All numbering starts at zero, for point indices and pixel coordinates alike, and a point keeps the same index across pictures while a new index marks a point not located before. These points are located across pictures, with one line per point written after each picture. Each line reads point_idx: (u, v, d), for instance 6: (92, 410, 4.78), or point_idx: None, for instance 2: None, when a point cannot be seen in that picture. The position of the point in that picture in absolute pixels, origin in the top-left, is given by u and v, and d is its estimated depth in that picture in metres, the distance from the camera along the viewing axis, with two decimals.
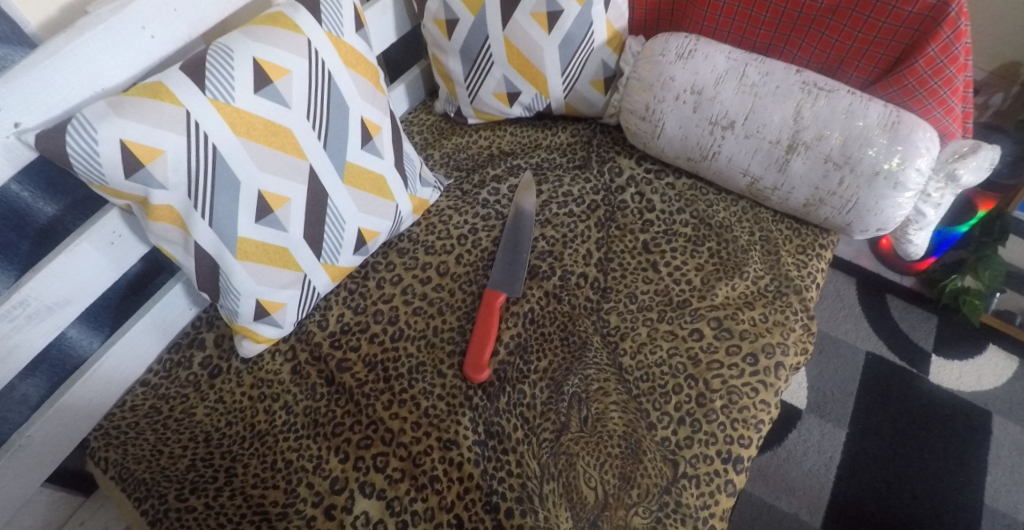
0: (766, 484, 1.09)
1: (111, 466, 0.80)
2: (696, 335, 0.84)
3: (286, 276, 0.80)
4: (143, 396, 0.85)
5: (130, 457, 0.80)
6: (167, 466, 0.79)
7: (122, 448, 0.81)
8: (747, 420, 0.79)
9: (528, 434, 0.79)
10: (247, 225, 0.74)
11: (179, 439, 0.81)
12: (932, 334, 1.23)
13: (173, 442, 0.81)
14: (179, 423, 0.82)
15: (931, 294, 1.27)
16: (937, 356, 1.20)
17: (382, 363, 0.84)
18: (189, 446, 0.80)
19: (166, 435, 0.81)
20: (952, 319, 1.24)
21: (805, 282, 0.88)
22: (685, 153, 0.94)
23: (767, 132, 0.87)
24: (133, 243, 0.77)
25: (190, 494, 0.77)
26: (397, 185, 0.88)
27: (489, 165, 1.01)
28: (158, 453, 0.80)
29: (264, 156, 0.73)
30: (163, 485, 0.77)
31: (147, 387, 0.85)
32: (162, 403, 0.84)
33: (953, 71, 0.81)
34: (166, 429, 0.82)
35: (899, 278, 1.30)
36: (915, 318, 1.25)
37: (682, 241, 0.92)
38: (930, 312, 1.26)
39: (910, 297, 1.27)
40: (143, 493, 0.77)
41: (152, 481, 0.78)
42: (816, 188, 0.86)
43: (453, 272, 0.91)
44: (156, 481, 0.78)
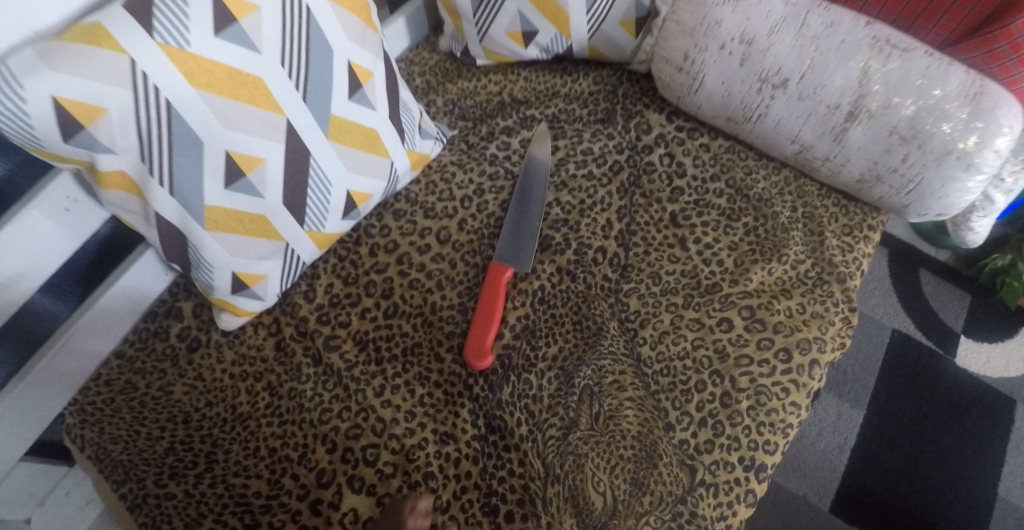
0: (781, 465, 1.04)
1: (87, 445, 0.73)
2: (724, 326, 0.75)
3: (265, 246, 0.71)
4: (118, 370, 0.77)
5: (106, 437, 0.73)
6: (145, 449, 0.73)
7: (97, 427, 0.74)
8: (775, 424, 0.71)
9: (533, 431, 0.72)
10: (216, 191, 0.64)
11: (157, 420, 0.74)
12: (964, 312, 1.15)
13: (150, 422, 0.74)
14: (157, 402, 0.75)
15: (968, 270, 1.18)
16: (966, 337, 1.13)
17: (374, 342, 0.76)
18: (167, 428, 0.74)
19: (143, 414, 0.75)
20: (986, 297, 1.16)
21: (850, 269, 0.78)
22: (725, 112, 0.82)
23: (824, 95, 0.75)
24: (93, 207, 0.67)
25: (170, 480, 0.71)
26: (392, 140, 0.77)
27: (499, 116, 0.90)
28: (135, 433, 0.74)
29: (232, 112, 0.61)
30: (141, 468, 0.71)
31: (123, 360, 0.77)
32: (138, 379, 0.77)
33: None
34: (143, 407, 0.75)
35: (934, 253, 1.20)
36: (947, 295, 1.17)
37: (715, 214, 0.82)
38: (964, 288, 1.17)
39: (944, 273, 1.18)
40: (120, 476, 0.72)
41: (130, 464, 0.72)
42: (874, 162, 0.76)
43: (456, 241, 0.81)
44: (134, 464, 0.72)
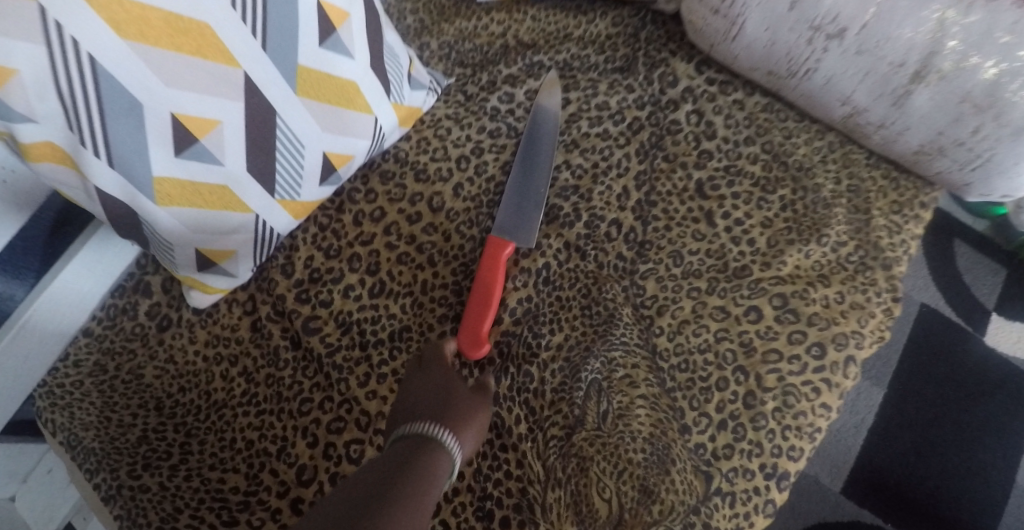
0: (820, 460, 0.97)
1: (58, 431, 0.68)
2: (751, 316, 0.67)
3: (231, 219, 0.63)
4: (87, 349, 0.70)
5: (77, 423, 0.67)
6: (116, 438, 0.67)
7: (68, 412, 0.68)
8: (802, 428, 0.64)
9: (533, 429, 0.65)
10: (166, 160, 0.56)
11: (128, 405, 0.69)
12: (999, 287, 1.06)
13: (121, 408, 0.68)
14: (127, 387, 0.70)
15: (1007, 243, 1.08)
16: (999, 315, 1.04)
17: (358, 324, 0.68)
18: (140, 414, 0.68)
19: (113, 399, 0.69)
20: None
21: (897, 253, 0.69)
22: (767, 64, 0.71)
23: (888, 50, 0.63)
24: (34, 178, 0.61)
25: (144, 472, 0.65)
26: (376, 92, 0.66)
27: (502, 62, 0.78)
28: (106, 420, 0.68)
29: (174, 67, 0.52)
30: (113, 458, 0.66)
31: (91, 338, 0.71)
32: (107, 360, 0.70)
33: None
34: (114, 391, 0.69)
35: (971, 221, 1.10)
36: (984, 267, 1.07)
37: (747, 185, 0.72)
38: (1003, 259, 1.08)
39: (981, 244, 1.09)
40: (93, 465, 0.66)
41: (102, 453, 0.66)
42: (937, 133, 0.66)
43: (451, 209, 0.72)
44: (106, 453, 0.66)
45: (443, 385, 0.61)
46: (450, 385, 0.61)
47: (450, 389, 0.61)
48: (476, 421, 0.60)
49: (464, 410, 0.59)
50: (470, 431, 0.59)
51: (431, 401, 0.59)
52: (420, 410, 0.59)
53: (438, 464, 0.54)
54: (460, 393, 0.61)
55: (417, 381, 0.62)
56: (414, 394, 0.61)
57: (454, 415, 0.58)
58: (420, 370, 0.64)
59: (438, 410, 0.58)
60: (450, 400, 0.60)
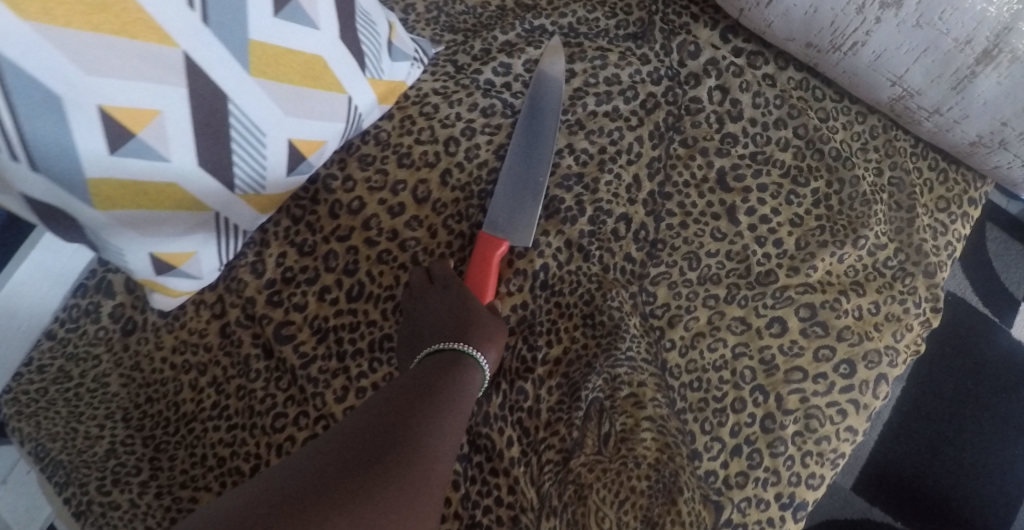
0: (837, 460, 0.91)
1: (25, 441, 0.62)
2: (774, 329, 0.59)
3: (187, 217, 0.56)
4: (51, 354, 0.64)
5: (45, 434, 0.61)
6: (84, 450, 0.61)
7: (34, 421, 0.62)
8: (824, 454, 0.58)
9: (527, 452, 0.58)
10: (99, 160, 0.48)
11: (94, 416, 0.63)
12: None
13: (87, 419, 0.63)
14: (93, 396, 0.64)
15: None
16: None
17: (335, 331, 0.61)
18: (107, 426, 0.63)
19: (79, 409, 0.63)
20: None
21: (940, 258, 0.62)
22: (806, 35, 0.61)
23: (953, 25, 0.53)
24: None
25: (114, 487, 0.60)
26: (348, 68, 0.58)
27: (498, 26, 0.68)
28: (73, 432, 0.62)
29: (97, 49, 0.44)
30: (82, 472, 0.60)
31: (54, 342, 0.65)
32: (72, 366, 0.64)
33: None
34: (79, 401, 0.63)
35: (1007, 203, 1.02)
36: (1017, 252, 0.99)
37: (775, 176, 0.63)
38: None
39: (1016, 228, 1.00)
40: (62, 478, 0.60)
41: (70, 466, 0.60)
42: (1001, 122, 0.57)
43: (437, 200, 0.63)
44: (74, 466, 0.60)
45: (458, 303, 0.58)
46: (464, 301, 0.58)
47: (466, 308, 0.58)
48: (499, 335, 0.58)
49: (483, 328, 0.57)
50: (494, 345, 0.57)
51: (449, 325, 0.57)
52: (439, 336, 0.57)
53: (469, 384, 0.55)
54: (477, 307, 0.58)
55: (428, 299, 0.59)
56: (427, 317, 0.58)
57: (476, 334, 0.56)
58: (428, 287, 0.60)
59: (459, 334, 0.56)
60: (468, 319, 0.57)
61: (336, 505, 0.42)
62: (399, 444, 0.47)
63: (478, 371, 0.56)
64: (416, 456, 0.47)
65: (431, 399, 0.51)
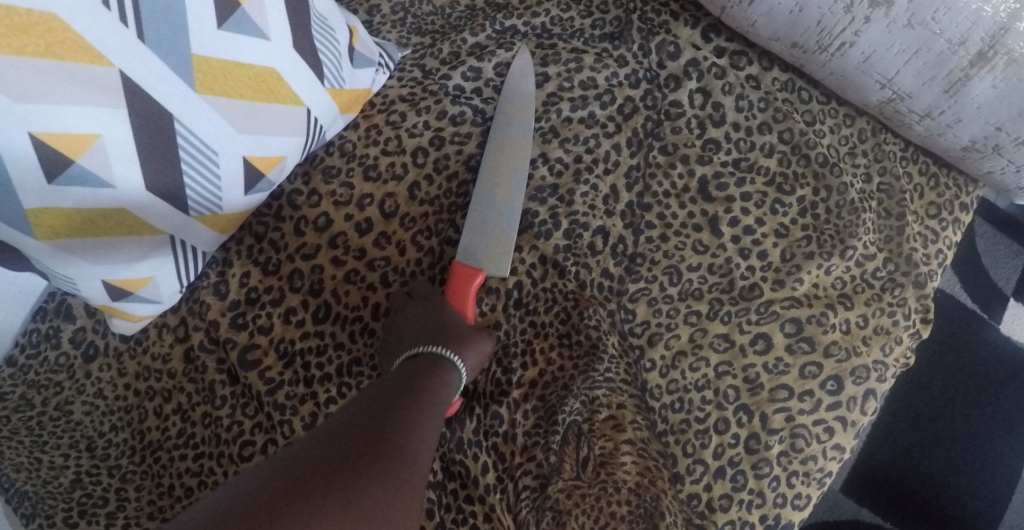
0: None
1: None
2: (759, 345, 0.57)
3: (141, 241, 0.52)
4: (11, 381, 0.61)
5: (8, 464, 0.59)
6: (49, 481, 0.59)
7: None
8: (810, 473, 0.56)
9: (503, 478, 0.56)
10: (35, 190, 0.44)
11: (58, 445, 0.60)
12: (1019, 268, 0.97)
13: (51, 449, 0.60)
14: (56, 425, 0.61)
15: None
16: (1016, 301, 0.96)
17: (302, 355, 0.59)
18: (71, 455, 0.60)
19: (42, 438, 0.60)
20: None
21: (931, 267, 0.59)
22: (791, 35, 0.57)
23: (947, 24, 0.50)
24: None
25: (81, 519, 0.57)
26: (305, 79, 0.54)
27: (467, 27, 0.65)
28: (37, 461, 0.59)
29: (24, 74, 0.40)
30: (47, 503, 0.58)
31: (14, 369, 0.61)
32: (34, 394, 0.61)
33: None
34: (42, 431, 0.60)
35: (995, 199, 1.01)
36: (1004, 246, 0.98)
37: (760, 184, 0.60)
38: None
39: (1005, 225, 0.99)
40: (28, 510, 0.58)
41: (35, 497, 0.58)
42: (995, 127, 0.54)
43: (406, 214, 0.60)
44: (40, 498, 0.58)
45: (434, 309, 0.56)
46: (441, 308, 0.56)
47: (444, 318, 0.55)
48: (476, 341, 0.55)
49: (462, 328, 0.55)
50: (475, 349, 0.54)
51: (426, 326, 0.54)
52: (417, 342, 0.53)
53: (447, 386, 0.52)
54: (456, 318, 0.56)
55: (405, 315, 0.56)
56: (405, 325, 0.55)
57: (455, 339, 0.54)
58: (409, 302, 0.58)
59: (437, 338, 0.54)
60: (446, 326, 0.55)
61: (316, 500, 0.38)
62: (382, 437, 0.44)
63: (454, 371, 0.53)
64: (402, 448, 0.44)
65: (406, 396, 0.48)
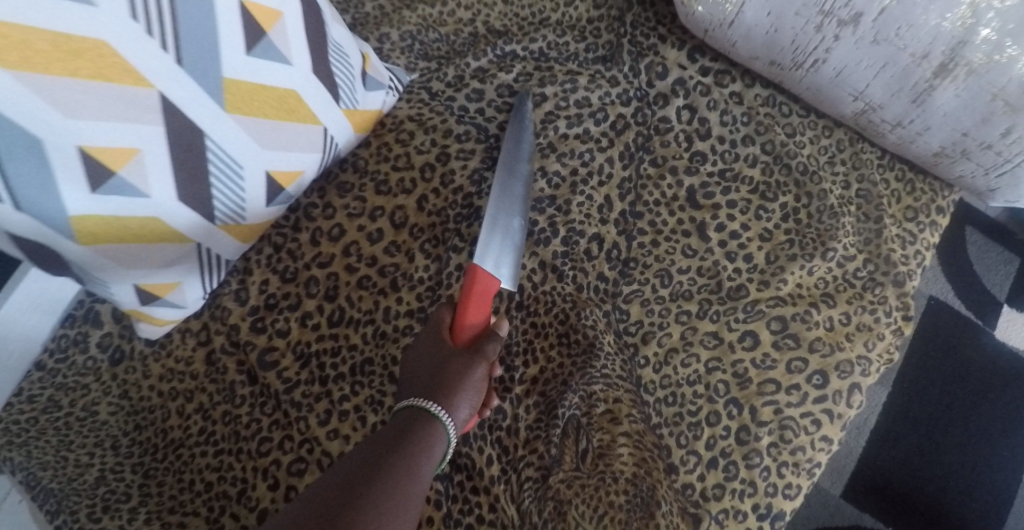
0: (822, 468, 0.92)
1: (16, 471, 0.62)
2: (747, 342, 0.60)
3: (171, 250, 0.56)
4: (40, 384, 0.66)
5: (35, 463, 0.62)
6: (75, 478, 0.62)
7: (25, 450, 0.63)
8: (799, 463, 0.59)
9: (507, 470, 0.59)
10: (81, 199, 0.48)
11: (84, 444, 0.64)
12: (1010, 277, 1.02)
13: (78, 447, 0.63)
14: (82, 425, 0.65)
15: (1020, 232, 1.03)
16: (1009, 308, 1.00)
17: (318, 356, 0.63)
18: (97, 453, 0.63)
19: (69, 438, 0.64)
20: None
21: (910, 267, 0.63)
22: (768, 54, 0.62)
23: (910, 40, 0.55)
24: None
25: (104, 514, 0.60)
26: (321, 100, 0.59)
27: (470, 53, 0.70)
28: (63, 460, 0.63)
29: (76, 95, 0.45)
30: (72, 499, 0.61)
31: (43, 373, 0.66)
32: (62, 396, 0.66)
33: None
34: (68, 430, 0.64)
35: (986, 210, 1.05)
36: (994, 256, 1.03)
37: (744, 192, 0.64)
38: (1013, 249, 1.03)
39: (995, 233, 1.04)
40: (53, 507, 0.60)
41: (61, 494, 0.61)
42: (962, 133, 0.58)
43: (414, 225, 0.65)
44: (65, 494, 0.61)
45: (438, 353, 0.54)
46: (442, 350, 0.55)
47: (443, 365, 0.53)
48: (465, 392, 0.52)
49: (462, 369, 0.53)
50: (461, 405, 0.51)
51: (424, 380, 0.53)
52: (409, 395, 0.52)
53: (431, 441, 0.49)
54: (454, 362, 0.53)
55: (416, 353, 0.56)
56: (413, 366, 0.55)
57: (442, 394, 0.51)
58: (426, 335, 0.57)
59: (425, 392, 0.51)
60: (439, 376, 0.52)
61: None
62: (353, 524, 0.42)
63: (439, 424, 0.50)
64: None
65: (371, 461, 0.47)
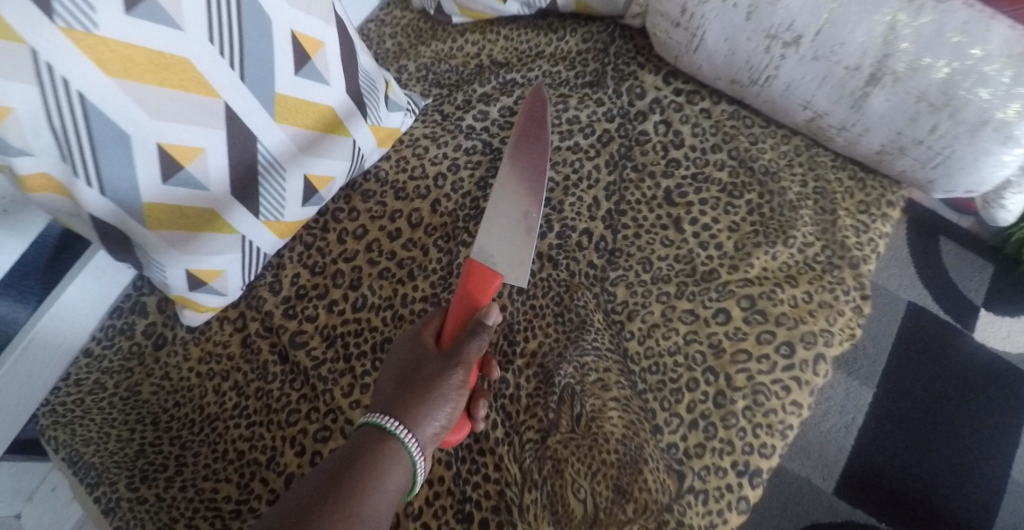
0: (811, 463, 0.98)
1: (60, 448, 0.71)
2: (720, 318, 0.68)
3: (219, 240, 0.65)
4: (87, 369, 0.75)
5: (79, 439, 0.71)
6: (116, 452, 0.70)
7: (69, 429, 0.71)
8: (772, 426, 0.64)
9: (510, 433, 0.67)
10: (154, 188, 0.59)
11: (126, 421, 0.72)
12: (985, 284, 1.09)
13: (120, 424, 0.72)
14: (125, 403, 0.73)
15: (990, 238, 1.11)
16: (986, 311, 1.07)
17: (342, 337, 0.71)
18: (137, 429, 0.72)
19: (113, 416, 0.72)
20: (1010, 269, 1.10)
21: (864, 252, 0.71)
22: (729, 73, 0.73)
23: (843, 55, 0.65)
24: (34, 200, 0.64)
25: (141, 484, 0.69)
26: (353, 116, 0.70)
27: (477, 81, 0.82)
28: (106, 436, 0.71)
29: (159, 100, 0.56)
30: (112, 472, 0.69)
31: (91, 358, 0.75)
32: (107, 379, 0.74)
33: None
34: (113, 409, 0.73)
35: (957, 220, 1.14)
36: (969, 264, 1.10)
37: (713, 191, 0.74)
38: (987, 258, 1.11)
39: (967, 242, 1.12)
40: (93, 479, 0.69)
41: (102, 467, 0.69)
42: (897, 133, 0.67)
43: (428, 224, 0.75)
44: (106, 467, 0.69)
45: (416, 364, 0.59)
46: (420, 362, 0.59)
47: (413, 380, 0.58)
48: (430, 409, 0.56)
49: (437, 382, 0.57)
50: (425, 422, 0.56)
51: (395, 394, 0.57)
52: (379, 408, 0.57)
53: (388, 459, 0.54)
54: (425, 375, 0.58)
55: (396, 361, 0.61)
56: (390, 374, 0.60)
57: (406, 414, 0.56)
58: (408, 343, 0.62)
59: (391, 409, 0.56)
60: (408, 391, 0.57)
61: None
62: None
63: (400, 445, 0.55)
64: None
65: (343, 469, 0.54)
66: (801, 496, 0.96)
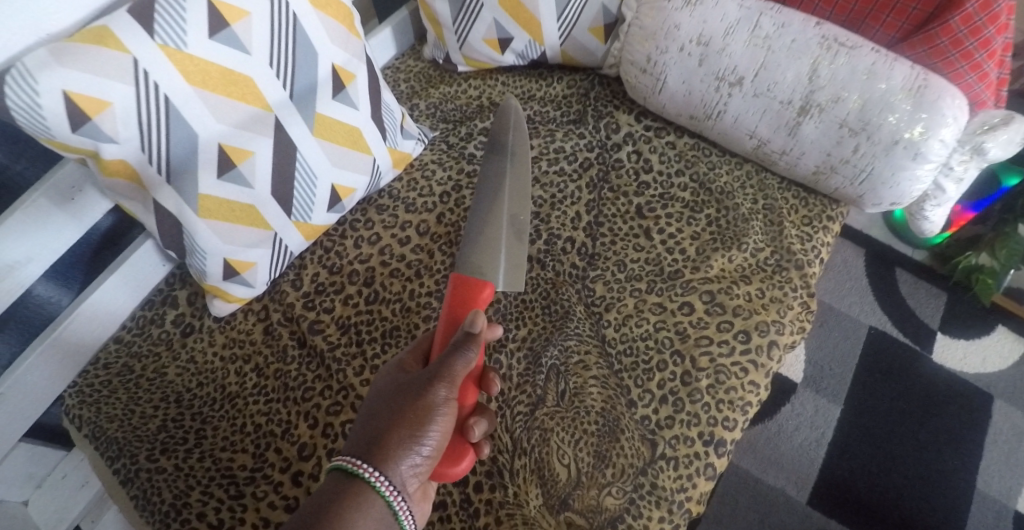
0: (785, 475, 1.05)
1: (85, 424, 0.78)
2: (685, 309, 0.79)
3: (254, 236, 0.76)
4: (116, 353, 0.82)
5: (103, 416, 0.78)
6: (139, 426, 0.77)
7: (95, 408, 0.79)
8: (733, 401, 0.73)
9: (502, 406, 0.75)
10: (208, 182, 0.70)
11: (151, 399, 0.79)
12: (938, 312, 1.19)
13: (146, 402, 0.79)
14: (151, 383, 0.81)
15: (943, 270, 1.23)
16: (942, 335, 1.17)
17: (355, 326, 0.81)
18: (161, 406, 0.79)
19: (138, 394, 0.80)
20: (962, 297, 1.20)
21: (808, 257, 0.82)
22: (687, 110, 0.87)
23: (777, 92, 0.80)
24: (96, 194, 0.75)
25: (162, 455, 0.75)
26: (376, 140, 0.83)
27: (478, 118, 0.96)
28: (130, 412, 0.78)
29: (224, 108, 0.69)
30: (134, 445, 0.76)
31: (121, 344, 0.83)
32: (134, 362, 0.82)
33: (975, 43, 0.76)
34: (139, 388, 0.80)
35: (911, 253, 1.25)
36: (924, 294, 1.21)
37: (678, 207, 0.86)
38: (940, 288, 1.22)
39: (921, 273, 1.23)
40: (115, 452, 0.76)
41: (124, 441, 0.76)
42: (827, 154, 0.81)
43: (434, 233, 0.86)
44: (128, 441, 0.76)
45: (398, 395, 0.64)
46: (403, 391, 0.64)
47: (395, 412, 0.62)
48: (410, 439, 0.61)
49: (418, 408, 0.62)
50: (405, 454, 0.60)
51: (377, 427, 0.62)
52: (363, 441, 0.62)
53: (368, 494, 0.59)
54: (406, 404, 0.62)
55: (378, 394, 0.65)
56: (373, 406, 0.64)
57: (386, 449, 0.60)
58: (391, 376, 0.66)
59: (374, 444, 0.61)
60: (389, 423, 0.62)
61: None
62: None
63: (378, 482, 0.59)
64: None
65: (321, 510, 0.58)
66: (778, 508, 1.02)
